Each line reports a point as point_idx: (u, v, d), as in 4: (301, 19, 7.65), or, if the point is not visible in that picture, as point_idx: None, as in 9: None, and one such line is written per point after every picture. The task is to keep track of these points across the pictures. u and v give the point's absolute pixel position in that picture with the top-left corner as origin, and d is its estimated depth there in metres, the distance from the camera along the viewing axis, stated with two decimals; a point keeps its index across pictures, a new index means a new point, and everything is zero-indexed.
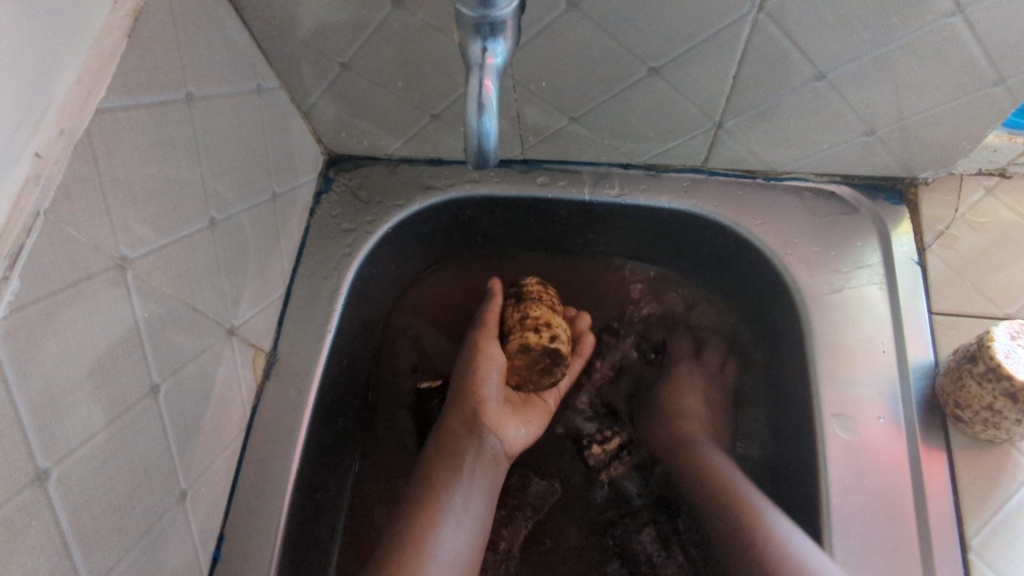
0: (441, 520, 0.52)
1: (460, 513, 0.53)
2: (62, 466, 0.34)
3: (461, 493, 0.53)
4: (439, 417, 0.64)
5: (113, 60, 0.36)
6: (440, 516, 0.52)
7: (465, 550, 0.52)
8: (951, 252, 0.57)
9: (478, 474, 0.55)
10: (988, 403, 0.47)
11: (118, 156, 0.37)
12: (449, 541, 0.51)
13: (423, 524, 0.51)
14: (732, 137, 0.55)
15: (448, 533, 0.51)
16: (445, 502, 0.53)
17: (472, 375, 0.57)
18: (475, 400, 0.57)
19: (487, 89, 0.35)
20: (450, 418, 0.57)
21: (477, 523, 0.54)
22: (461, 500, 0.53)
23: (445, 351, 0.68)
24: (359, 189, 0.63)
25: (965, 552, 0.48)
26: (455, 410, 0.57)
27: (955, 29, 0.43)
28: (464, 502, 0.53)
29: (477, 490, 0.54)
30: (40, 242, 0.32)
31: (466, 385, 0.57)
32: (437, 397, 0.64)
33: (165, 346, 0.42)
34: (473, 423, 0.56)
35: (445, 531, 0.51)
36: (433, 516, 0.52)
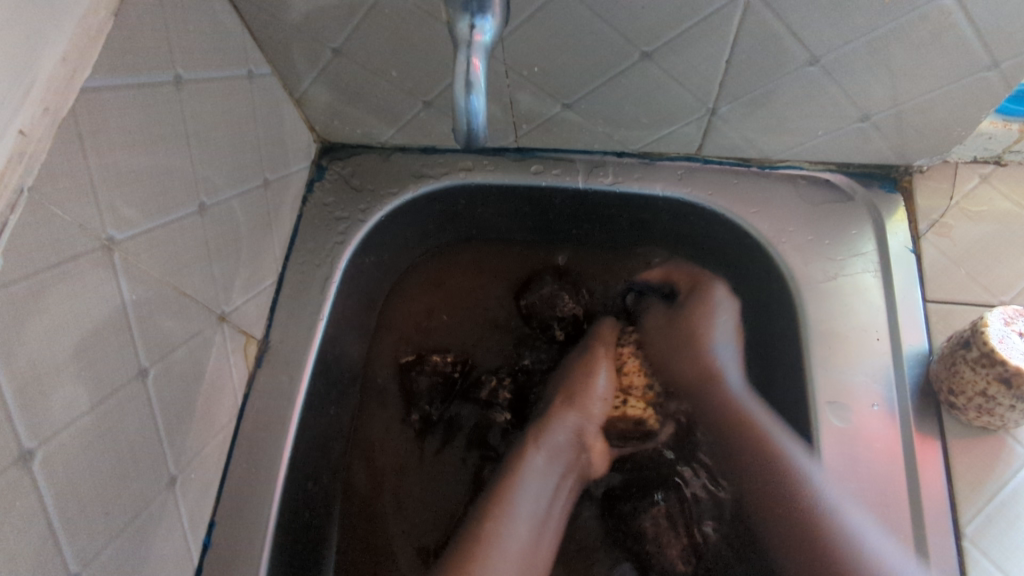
0: (513, 508, 0.59)
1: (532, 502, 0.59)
2: (47, 447, 0.34)
3: (531, 490, 0.60)
4: (421, 388, 0.63)
5: (99, 41, 0.36)
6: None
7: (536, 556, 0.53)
8: (946, 240, 0.57)
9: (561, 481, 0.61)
10: (982, 389, 0.46)
11: (104, 136, 0.37)
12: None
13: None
14: (726, 124, 0.55)
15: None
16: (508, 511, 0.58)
17: (586, 385, 0.64)
18: (586, 412, 0.63)
19: (475, 67, 0.34)
20: (554, 424, 0.63)
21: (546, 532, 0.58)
22: (536, 500, 0.57)
23: (438, 336, 0.67)
24: (352, 177, 0.63)
25: (959, 540, 0.47)
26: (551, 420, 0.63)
27: (949, 13, 0.42)
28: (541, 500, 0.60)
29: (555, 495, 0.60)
30: (24, 219, 0.32)
31: (577, 391, 0.64)
32: (417, 369, 0.63)
33: (154, 329, 0.42)
34: (580, 431, 0.62)
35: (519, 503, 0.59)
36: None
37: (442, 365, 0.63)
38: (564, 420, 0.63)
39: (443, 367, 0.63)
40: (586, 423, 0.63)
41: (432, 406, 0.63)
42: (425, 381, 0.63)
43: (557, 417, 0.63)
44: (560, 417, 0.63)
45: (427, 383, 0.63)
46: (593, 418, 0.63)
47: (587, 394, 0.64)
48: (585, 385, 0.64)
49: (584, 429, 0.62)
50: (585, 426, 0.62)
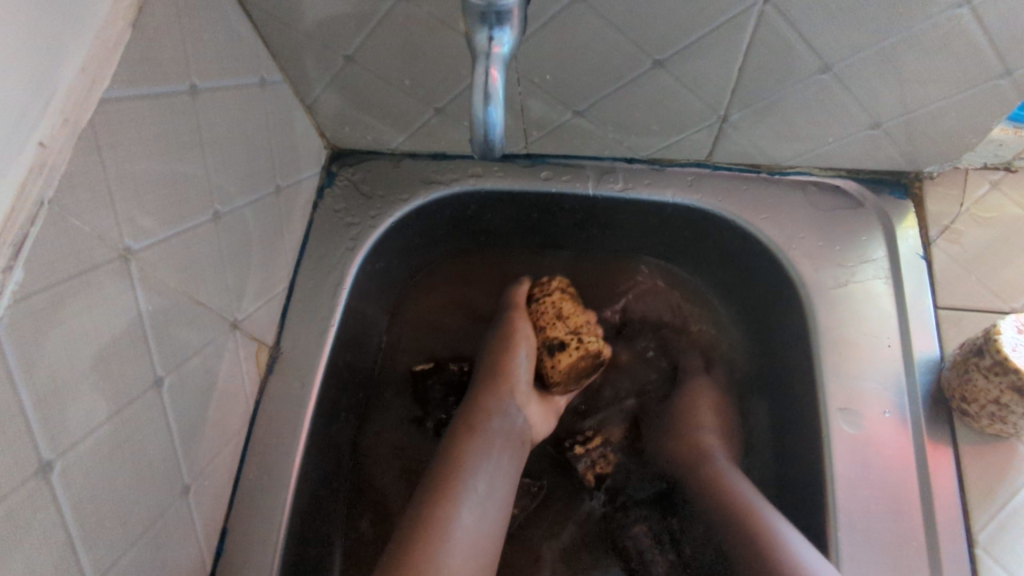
0: (462, 498, 0.50)
1: (489, 485, 0.52)
2: (65, 458, 0.34)
3: (485, 467, 0.53)
4: (436, 397, 0.65)
5: (117, 51, 0.36)
6: (460, 496, 0.50)
7: (488, 527, 0.50)
8: (956, 246, 0.57)
9: (501, 459, 0.55)
10: (994, 397, 0.46)
11: (121, 146, 0.37)
12: (469, 521, 0.49)
13: (445, 506, 0.49)
14: (737, 131, 0.55)
15: (468, 515, 0.49)
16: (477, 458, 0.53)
17: (505, 357, 0.60)
18: (510, 384, 0.59)
19: (493, 79, 0.35)
20: (486, 402, 0.58)
21: (499, 504, 0.52)
22: (484, 473, 0.52)
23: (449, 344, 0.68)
24: (362, 183, 0.63)
25: (971, 547, 0.48)
26: (488, 393, 0.58)
27: (962, 21, 0.42)
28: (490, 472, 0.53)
29: (500, 466, 0.54)
30: (45, 230, 0.32)
31: (497, 364, 0.60)
32: (432, 378, 0.65)
33: (168, 338, 0.42)
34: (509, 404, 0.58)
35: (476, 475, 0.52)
36: (452, 498, 0.50)
37: (459, 374, 0.65)
38: (499, 399, 0.58)
39: (458, 377, 0.65)
40: (513, 387, 0.59)
41: (446, 414, 0.65)
42: (439, 390, 0.65)
43: (484, 392, 0.59)
44: (485, 403, 0.58)
45: (441, 393, 0.65)
46: (519, 392, 0.59)
47: (509, 368, 0.60)
48: (503, 360, 0.60)
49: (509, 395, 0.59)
50: (516, 389, 0.59)
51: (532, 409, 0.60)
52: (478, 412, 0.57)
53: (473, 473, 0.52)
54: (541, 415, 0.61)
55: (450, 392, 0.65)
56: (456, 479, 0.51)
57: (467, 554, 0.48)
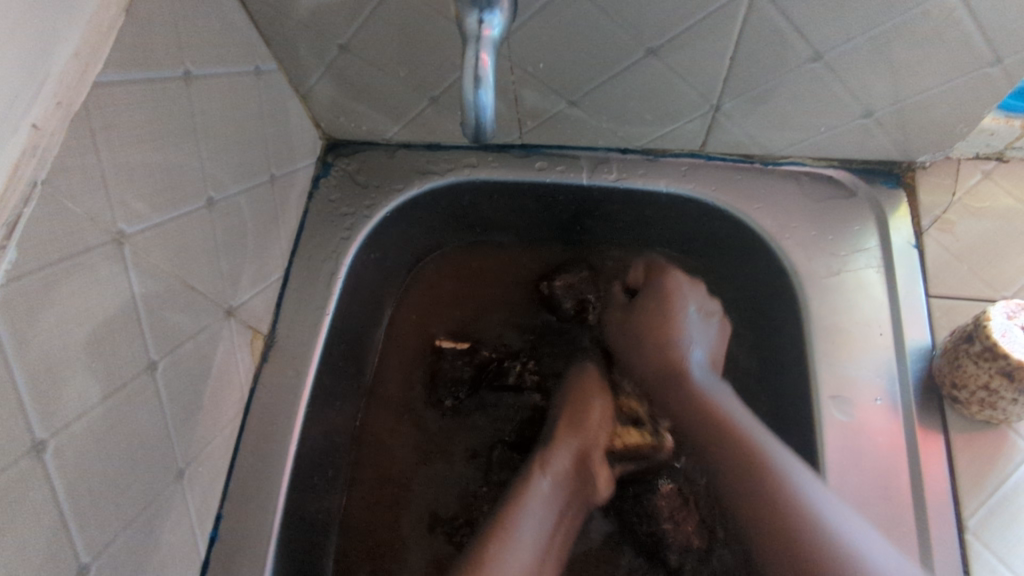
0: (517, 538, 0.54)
1: (543, 518, 0.56)
2: (59, 438, 0.34)
3: (536, 509, 0.56)
4: (460, 376, 0.64)
5: (110, 37, 0.36)
6: (516, 537, 0.55)
7: (540, 557, 0.56)
8: (948, 235, 0.57)
9: (560, 514, 0.58)
10: (984, 383, 0.47)
11: (115, 130, 0.37)
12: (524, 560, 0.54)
13: (497, 547, 0.54)
14: (730, 120, 0.55)
15: (523, 555, 0.54)
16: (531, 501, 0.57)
17: (583, 412, 0.61)
18: (586, 436, 0.60)
19: (484, 62, 0.35)
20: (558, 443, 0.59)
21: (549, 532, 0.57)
22: (535, 519, 0.56)
23: (457, 330, 0.68)
24: (357, 174, 0.63)
25: (961, 532, 0.48)
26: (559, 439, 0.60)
27: (951, 9, 0.43)
28: (540, 519, 0.56)
29: (551, 510, 0.57)
30: (38, 212, 0.32)
31: (576, 416, 0.61)
32: (461, 358, 0.65)
33: (163, 323, 0.43)
34: (578, 459, 0.59)
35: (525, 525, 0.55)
36: (505, 535, 0.55)
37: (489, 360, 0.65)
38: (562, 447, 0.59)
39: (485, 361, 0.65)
40: (590, 447, 0.60)
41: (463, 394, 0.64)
42: (454, 370, 0.64)
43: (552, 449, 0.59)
44: (546, 461, 0.59)
45: (466, 373, 0.64)
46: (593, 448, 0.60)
47: (585, 420, 0.60)
48: (578, 418, 0.61)
49: (587, 452, 0.59)
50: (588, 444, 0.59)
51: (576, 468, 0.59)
52: (545, 460, 0.59)
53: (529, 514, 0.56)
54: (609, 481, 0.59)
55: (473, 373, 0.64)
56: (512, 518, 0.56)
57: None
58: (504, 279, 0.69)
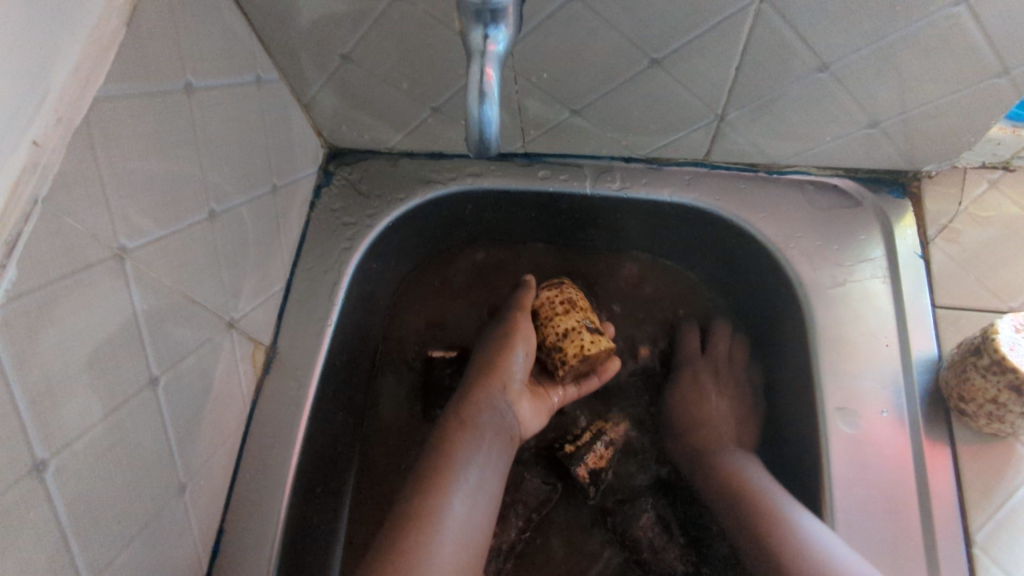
0: (453, 490, 0.51)
1: (474, 484, 0.52)
2: (59, 457, 0.34)
3: (474, 459, 0.53)
4: (447, 385, 0.65)
5: (110, 50, 0.36)
6: (451, 487, 0.51)
7: (477, 520, 0.51)
8: (954, 245, 0.57)
9: (490, 453, 0.55)
10: (992, 396, 0.46)
11: (116, 144, 0.37)
12: (459, 511, 0.50)
13: (436, 497, 0.50)
14: (734, 130, 0.55)
15: (460, 505, 0.50)
16: (464, 460, 0.53)
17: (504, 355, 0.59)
18: (502, 380, 0.58)
19: (489, 77, 0.34)
20: (481, 394, 0.57)
21: (489, 496, 0.53)
22: (475, 465, 0.53)
23: (447, 341, 0.68)
24: (359, 183, 0.63)
25: (969, 546, 0.48)
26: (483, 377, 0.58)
27: (959, 20, 0.42)
28: (476, 469, 0.53)
29: (490, 458, 0.54)
30: (38, 229, 0.32)
31: (494, 360, 0.59)
32: (449, 367, 0.65)
33: (164, 337, 0.42)
34: (504, 402, 0.57)
35: (464, 480, 0.52)
36: (444, 487, 0.51)
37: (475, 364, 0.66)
38: (490, 392, 0.57)
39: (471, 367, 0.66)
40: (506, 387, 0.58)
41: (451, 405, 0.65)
42: (452, 378, 0.65)
43: (478, 385, 0.58)
44: (482, 390, 0.58)
45: (452, 381, 0.65)
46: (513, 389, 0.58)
47: (502, 364, 0.58)
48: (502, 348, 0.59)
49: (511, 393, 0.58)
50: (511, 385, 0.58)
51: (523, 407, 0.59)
52: (470, 405, 0.57)
53: (462, 465, 0.53)
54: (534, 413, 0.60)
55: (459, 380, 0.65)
56: (448, 471, 0.52)
57: (456, 543, 0.49)
58: (500, 291, 0.68)
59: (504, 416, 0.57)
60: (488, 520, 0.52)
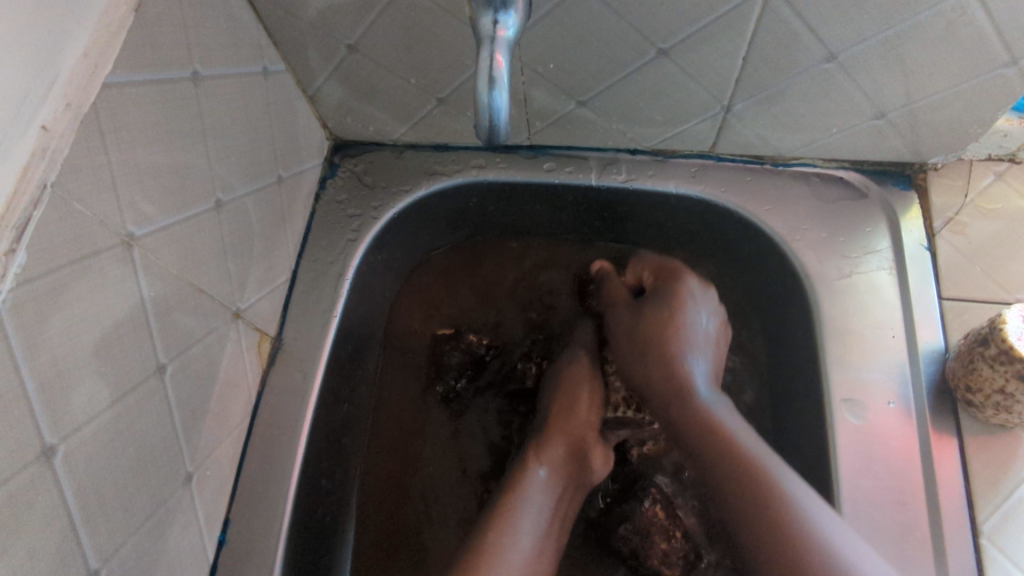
0: (515, 531, 0.53)
1: (538, 512, 0.55)
2: (68, 443, 0.34)
3: (534, 498, 0.55)
4: (455, 364, 0.65)
5: (118, 35, 0.35)
6: (514, 526, 0.53)
7: (541, 553, 0.54)
8: (961, 237, 0.57)
9: (560, 491, 0.57)
10: (1000, 386, 0.46)
11: (124, 132, 0.37)
12: (526, 544, 0.53)
13: (497, 535, 0.52)
14: (741, 121, 0.55)
15: (523, 538, 0.53)
16: (521, 495, 0.55)
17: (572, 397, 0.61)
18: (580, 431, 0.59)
19: (498, 63, 0.34)
20: (552, 439, 0.59)
21: (547, 523, 0.55)
22: (534, 505, 0.55)
23: (449, 321, 0.68)
24: (364, 174, 0.63)
25: (976, 537, 0.48)
26: (551, 433, 0.59)
27: (968, 9, 0.42)
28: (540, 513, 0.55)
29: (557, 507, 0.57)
30: (47, 214, 0.32)
31: (567, 400, 0.60)
32: (451, 345, 0.66)
33: (171, 326, 0.42)
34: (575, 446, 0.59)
35: (518, 536, 0.53)
36: (505, 525, 0.53)
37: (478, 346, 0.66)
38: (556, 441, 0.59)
39: (478, 350, 0.66)
40: (581, 434, 0.59)
41: (460, 382, 0.65)
42: (455, 359, 0.65)
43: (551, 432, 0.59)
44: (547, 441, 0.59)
45: (459, 361, 0.65)
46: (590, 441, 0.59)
47: (574, 405, 0.60)
48: (566, 402, 0.60)
49: (580, 445, 0.59)
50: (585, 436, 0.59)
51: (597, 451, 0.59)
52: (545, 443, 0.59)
53: (523, 500, 0.55)
54: (603, 458, 0.60)
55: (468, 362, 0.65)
56: (510, 505, 0.55)
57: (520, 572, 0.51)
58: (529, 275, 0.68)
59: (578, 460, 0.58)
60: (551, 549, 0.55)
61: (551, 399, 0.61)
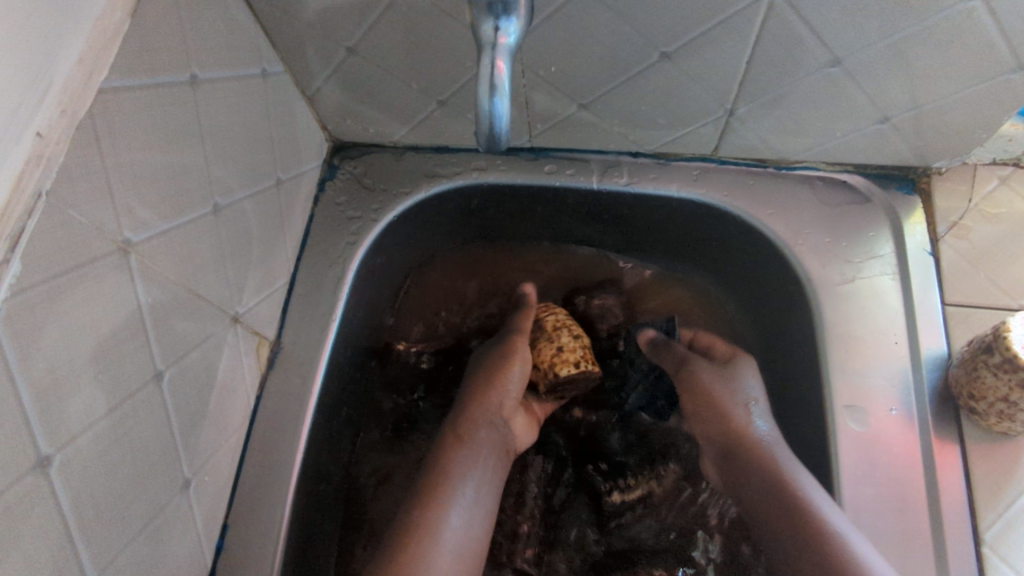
0: (452, 501, 0.52)
1: (473, 497, 0.53)
2: (64, 453, 0.34)
3: (472, 473, 0.54)
4: (403, 382, 0.65)
5: (115, 39, 0.35)
6: (448, 501, 0.52)
7: (472, 536, 0.51)
8: (964, 242, 0.57)
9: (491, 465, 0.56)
10: (1004, 395, 0.46)
11: (120, 138, 0.36)
12: (458, 525, 0.51)
13: (436, 510, 0.51)
14: (743, 125, 0.54)
15: (456, 519, 0.51)
16: (459, 478, 0.53)
17: (502, 369, 0.60)
18: (497, 398, 0.58)
19: (499, 70, 0.34)
20: (474, 414, 0.58)
21: (485, 513, 0.54)
22: (474, 478, 0.54)
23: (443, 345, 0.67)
24: (364, 176, 0.63)
25: (978, 545, 0.47)
26: (474, 407, 0.59)
27: (975, 14, 0.42)
28: (473, 488, 0.54)
29: (486, 475, 0.55)
30: (42, 222, 0.31)
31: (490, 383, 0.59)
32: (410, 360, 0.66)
33: (168, 331, 0.42)
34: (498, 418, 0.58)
35: (451, 517, 0.51)
36: (442, 501, 0.52)
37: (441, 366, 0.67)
38: (484, 415, 0.58)
39: (427, 367, 0.66)
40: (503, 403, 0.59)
41: (405, 401, 0.65)
42: (396, 370, 0.65)
43: (475, 403, 0.59)
44: (474, 410, 0.58)
45: (407, 379, 0.66)
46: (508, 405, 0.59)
47: (499, 389, 0.59)
48: (496, 372, 0.60)
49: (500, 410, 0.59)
50: (504, 402, 0.59)
51: (517, 420, 0.61)
52: (466, 421, 0.58)
53: (461, 482, 0.53)
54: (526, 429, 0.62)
55: (416, 381, 0.66)
56: (445, 489, 0.53)
57: (454, 554, 0.50)
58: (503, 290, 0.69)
59: (497, 434, 0.58)
60: (485, 533, 0.53)
61: (476, 380, 0.61)
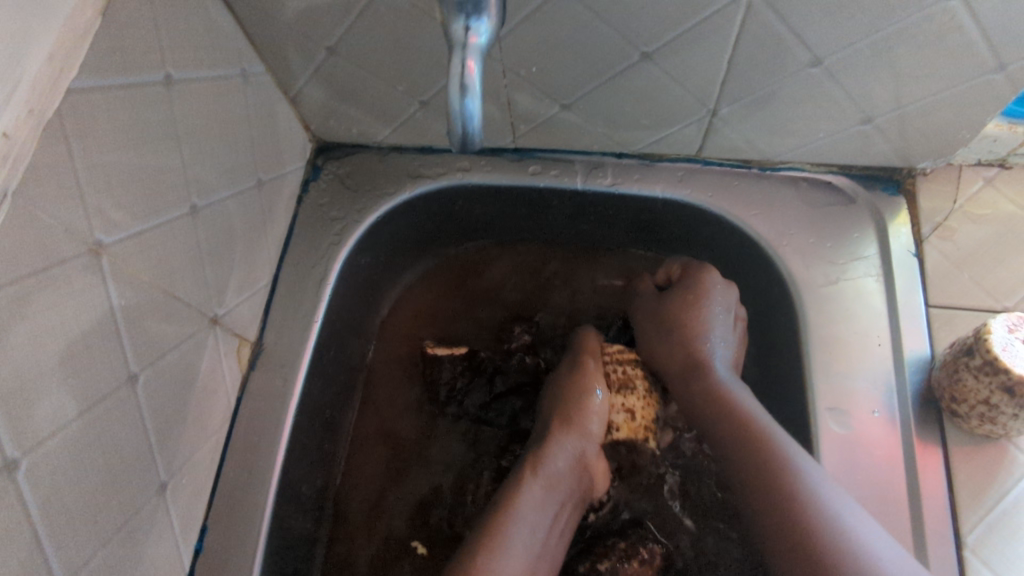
0: (509, 536, 0.50)
1: (535, 515, 0.52)
2: (31, 456, 0.33)
3: (536, 507, 0.52)
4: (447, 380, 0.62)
5: (85, 38, 0.35)
6: (506, 539, 0.49)
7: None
8: (949, 243, 0.56)
9: (560, 509, 0.53)
10: (984, 397, 0.46)
11: (91, 139, 0.36)
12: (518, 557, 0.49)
13: (491, 552, 0.48)
14: (727, 125, 0.54)
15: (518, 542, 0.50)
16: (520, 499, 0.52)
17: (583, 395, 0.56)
18: (584, 425, 0.55)
19: (470, 70, 0.34)
20: (560, 440, 0.54)
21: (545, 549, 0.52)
22: (533, 518, 0.51)
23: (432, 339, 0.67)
24: (347, 178, 0.62)
25: (959, 549, 0.47)
26: (560, 430, 0.55)
27: (955, 13, 0.41)
28: (539, 530, 0.51)
29: (555, 520, 0.53)
30: (7, 223, 0.31)
31: (573, 411, 0.55)
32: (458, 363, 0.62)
33: (143, 334, 0.41)
34: (578, 453, 0.54)
35: (513, 548, 0.49)
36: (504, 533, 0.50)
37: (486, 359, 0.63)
38: (563, 441, 0.54)
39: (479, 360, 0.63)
40: (583, 442, 0.55)
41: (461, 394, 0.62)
42: (448, 371, 0.62)
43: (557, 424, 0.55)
44: (557, 438, 0.55)
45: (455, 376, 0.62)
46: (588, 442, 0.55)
47: (584, 409, 0.55)
48: (581, 386, 0.56)
49: (583, 447, 0.55)
50: (590, 440, 0.55)
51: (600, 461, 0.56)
52: (544, 454, 0.54)
53: (523, 497, 0.52)
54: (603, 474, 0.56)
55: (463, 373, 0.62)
56: (505, 520, 0.51)
57: None
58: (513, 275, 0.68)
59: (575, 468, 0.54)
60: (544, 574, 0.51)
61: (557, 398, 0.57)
